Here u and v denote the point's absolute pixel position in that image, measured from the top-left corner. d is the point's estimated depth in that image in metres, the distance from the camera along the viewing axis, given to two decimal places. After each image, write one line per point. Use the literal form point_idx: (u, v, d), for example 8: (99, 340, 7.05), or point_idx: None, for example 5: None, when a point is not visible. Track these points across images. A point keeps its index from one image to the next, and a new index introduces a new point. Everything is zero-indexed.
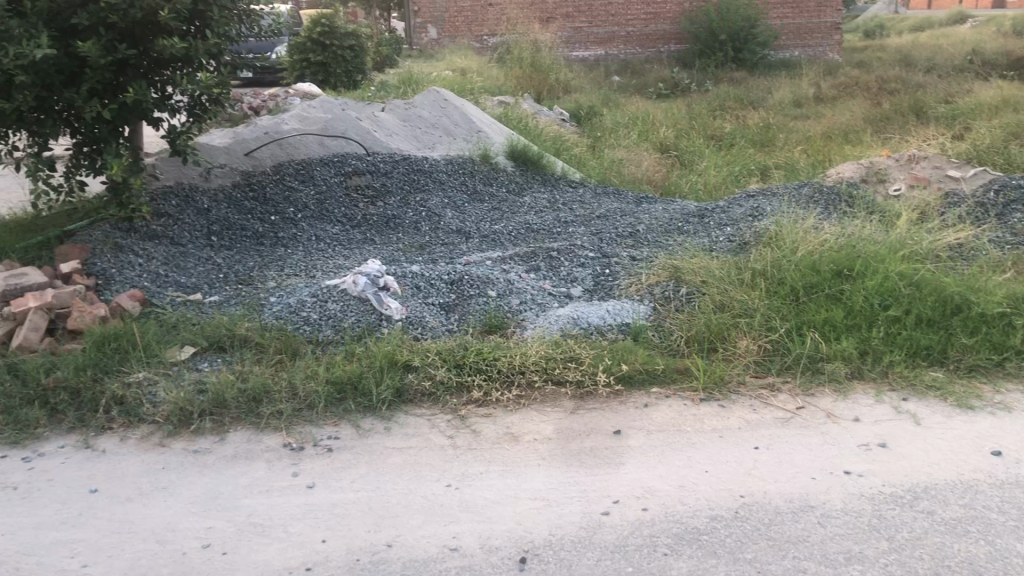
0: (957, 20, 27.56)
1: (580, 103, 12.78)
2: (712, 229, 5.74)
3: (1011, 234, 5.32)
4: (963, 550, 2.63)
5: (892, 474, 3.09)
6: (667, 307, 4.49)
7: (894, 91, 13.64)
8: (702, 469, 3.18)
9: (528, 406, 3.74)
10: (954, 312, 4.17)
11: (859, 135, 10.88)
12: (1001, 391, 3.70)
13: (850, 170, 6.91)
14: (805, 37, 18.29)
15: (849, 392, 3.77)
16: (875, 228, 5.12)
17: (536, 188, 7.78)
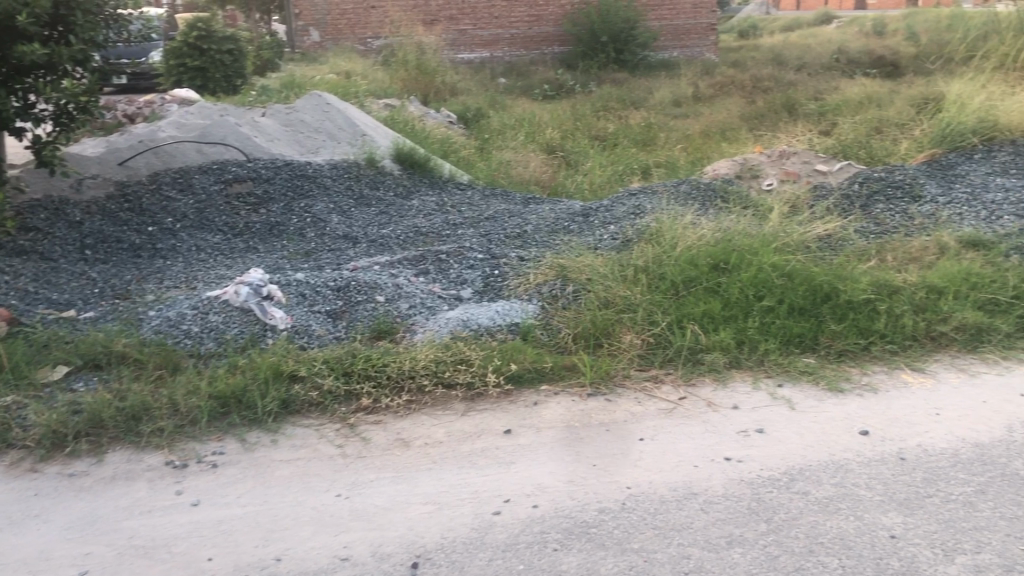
0: (824, 20, 28.85)
1: (467, 106, 12.81)
2: (597, 228, 5.84)
3: (876, 225, 5.61)
4: (835, 527, 2.76)
5: (769, 458, 3.21)
6: (555, 305, 4.56)
7: (767, 89, 14.18)
8: (590, 463, 3.25)
9: (418, 411, 3.73)
10: (824, 300, 4.37)
11: (735, 133, 11.27)
12: (868, 373, 3.91)
13: (725, 166, 7.16)
14: (683, 38, 18.83)
15: (728, 381, 3.90)
16: (750, 222, 5.32)
17: (423, 191, 7.77)
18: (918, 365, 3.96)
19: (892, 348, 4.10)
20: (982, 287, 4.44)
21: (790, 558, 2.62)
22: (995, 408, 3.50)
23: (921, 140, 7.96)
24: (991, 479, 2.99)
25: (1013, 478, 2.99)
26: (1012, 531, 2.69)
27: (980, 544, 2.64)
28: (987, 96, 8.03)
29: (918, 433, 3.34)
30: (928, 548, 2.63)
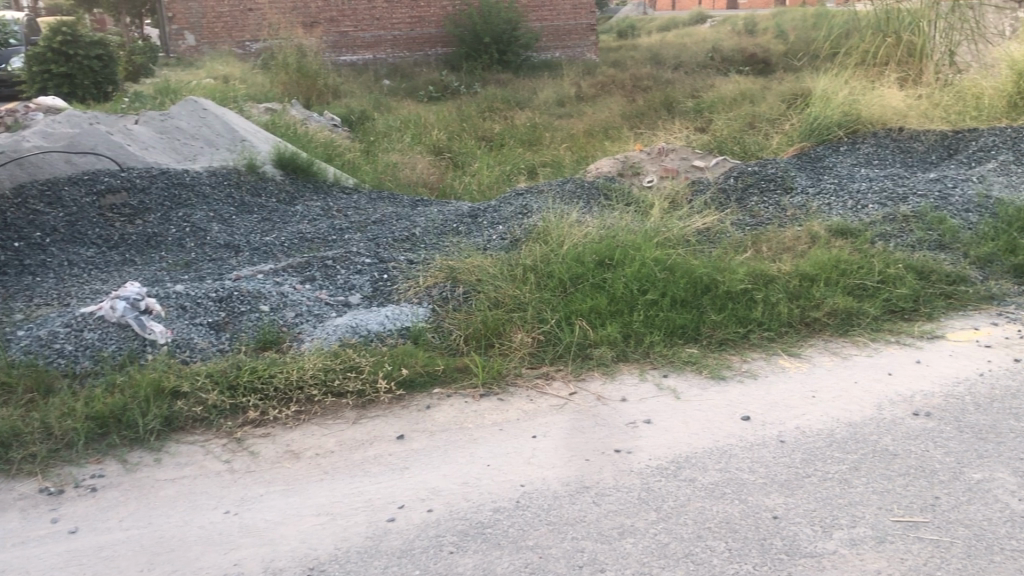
0: (698, 20, 29.74)
1: (350, 108, 12.65)
2: (485, 229, 5.86)
3: (751, 217, 5.81)
4: (722, 511, 2.85)
5: (657, 448, 3.29)
6: (445, 307, 4.55)
7: (647, 88, 14.53)
8: (484, 463, 3.26)
9: (308, 421, 3.66)
10: (705, 292, 4.51)
11: (618, 131, 11.49)
12: (748, 360, 4.05)
13: (607, 164, 7.29)
14: (564, 38, 19.08)
15: (617, 374, 3.98)
16: (632, 218, 5.45)
17: (307, 197, 7.63)
18: (794, 350, 4.13)
19: (770, 335, 4.25)
20: (851, 273, 4.66)
21: (680, 544, 2.69)
22: (866, 388, 3.68)
23: (791, 134, 8.30)
24: (863, 456, 3.14)
25: (884, 453, 3.14)
26: (884, 504, 2.83)
27: (855, 518, 2.77)
28: (850, 90, 8.42)
29: (795, 415, 3.49)
30: (807, 526, 2.74)
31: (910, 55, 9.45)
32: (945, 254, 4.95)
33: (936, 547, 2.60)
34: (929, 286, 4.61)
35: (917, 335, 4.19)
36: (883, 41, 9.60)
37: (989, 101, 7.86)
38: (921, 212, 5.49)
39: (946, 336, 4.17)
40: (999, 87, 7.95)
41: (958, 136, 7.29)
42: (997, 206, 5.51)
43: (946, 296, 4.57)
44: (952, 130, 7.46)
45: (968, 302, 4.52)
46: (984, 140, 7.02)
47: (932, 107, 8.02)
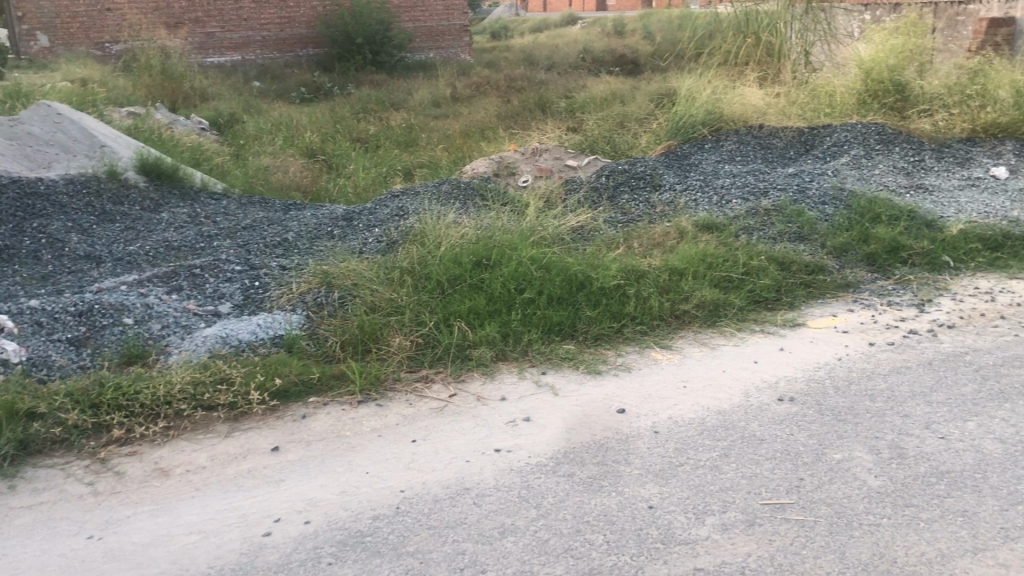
0: (569, 21, 30.21)
1: (219, 111, 12.25)
2: (361, 232, 5.78)
3: (623, 214, 5.94)
4: (600, 504, 2.89)
5: (536, 445, 3.32)
6: (320, 313, 4.46)
7: (521, 88, 14.66)
8: (363, 471, 3.20)
9: (177, 437, 3.52)
10: (580, 288, 4.57)
11: (494, 131, 11.55)
12: (623, 353, 4.13)
13: (483, 165, 7.30)
14: (437, 39, 19.04)
15: (496, 373, 3.99)
16: (508, 218, 5.48)
17: (174, 204, 7.35)
18: (666, 343, 4.23)
19: (642, 329, 4.35)
20: (717, 266, 4.82)
21: (559, 540, 2.71)
22: (733, 375, 3.82)
23: (659, 133, 8.53)
24: (732, 443, 3.25)
25: (752, 439, 3.26)
26: (753, 488, 2.94)
27: (727, 503, 2.86)
28: (713, 89, 8.72)
29: (669, 406, 3.58)
30: (681, 514, 2.81)
31: (769, 55, 9.85)
32: (804, 244, 5.18)
33: (801, 526, 2.71)
34: (790, 276, 4.82)
35: (780, 323, 4.37)
36: (743, 41, 9.98)
37: (841, 99, 8.26)
38: (781, 206, 5.72)
39: (807, 323, 4.36)
40: (849, 85, 8.37)
41: (814, 133, 7.64)
42: (850, 199, 5.80)
43: (806, 285, 4.79)
44: (808, 127, 7.81)
45: (826, 290, 4.74)
46: (837, 135, 7.38)
47: (789, 105, 8.38)
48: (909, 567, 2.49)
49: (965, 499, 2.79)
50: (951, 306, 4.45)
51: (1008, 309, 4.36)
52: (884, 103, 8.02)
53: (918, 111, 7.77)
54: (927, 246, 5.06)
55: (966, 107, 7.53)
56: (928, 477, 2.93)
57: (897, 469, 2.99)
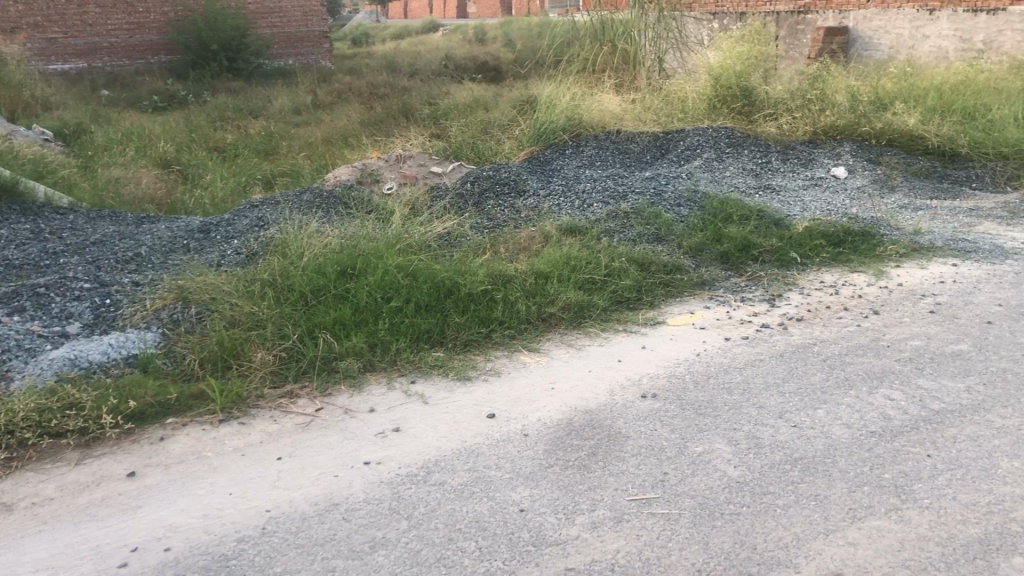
0: (429, 28, 30.18)
1: (64, 121, 11.60)
2: (219, 244, 5.60)
3: (489, 220, 5.97)
4: (471, 511, 2.89)
5: (406, 456, 3.28)
6: (177, 330, 4.28)
7: (384, 95, 14.55)
8: (227, 492, 3.09)
9: (22, 468, 3.30)
10: (447, 295, 4.56)
11: (357, 138, 11.40)
12: (492, 358, 4.15)
13: (345, 173, 7.19)
14: (296, 45, 18.66)
15: (363, 385, 3.93)
16: (373, 226, 5.42)
17: (13, 219, 6.90)
18: (534, 346, 4.27)
19: (510, 333, 4.37)
20: (581, 269, 4.90)
21: (431, 550, 2.69)
22: (599, 375, 3.89)
23: (522, 138, 8.61)
24: (599, 441, 3.31)
25: (618, 436, 3.33)
26: (620, 485, 3.00)
27: (596, 501, 2.91)
28: (572, 96, 8.89)
29: (537, 408, 3.62)
30: (551, 515, 2.84)
31: (625, 63, 10.15)
32: (663, 245, 5.34)
33: (667, 520, 2.78)
34: (649, 277, 4.96)
35: (642, 322, 4.48)
36: (601, 49, 10.24)
37: (693, 104, 8.58)
38: (640, 208, 5.89)
39: (667, 322, 4.49)
40: (700, 90, 8.70)
41: (669, 137, 7.89)
42: (704, 200, 6.02)
43: (665, 284, 4.93)
44: (663, 131, 8.07)
45: (684, 289, 4.90)
46: (691, 139, 7.64)
47: (644, 111, 8.64)
48: (769, 552, 2.60)
49: (818, 484, 2.94)
50: (799, 300, 4.68)
51: (850, 301, 4.62)
52: (733, 108, 8.39)
53: (764, 115, 8.15)
54: (775, 244, 5.31)
55: (807, 111, 7.90)
56: (783, 464, 3.07)
57: (754, 459, 3.11)
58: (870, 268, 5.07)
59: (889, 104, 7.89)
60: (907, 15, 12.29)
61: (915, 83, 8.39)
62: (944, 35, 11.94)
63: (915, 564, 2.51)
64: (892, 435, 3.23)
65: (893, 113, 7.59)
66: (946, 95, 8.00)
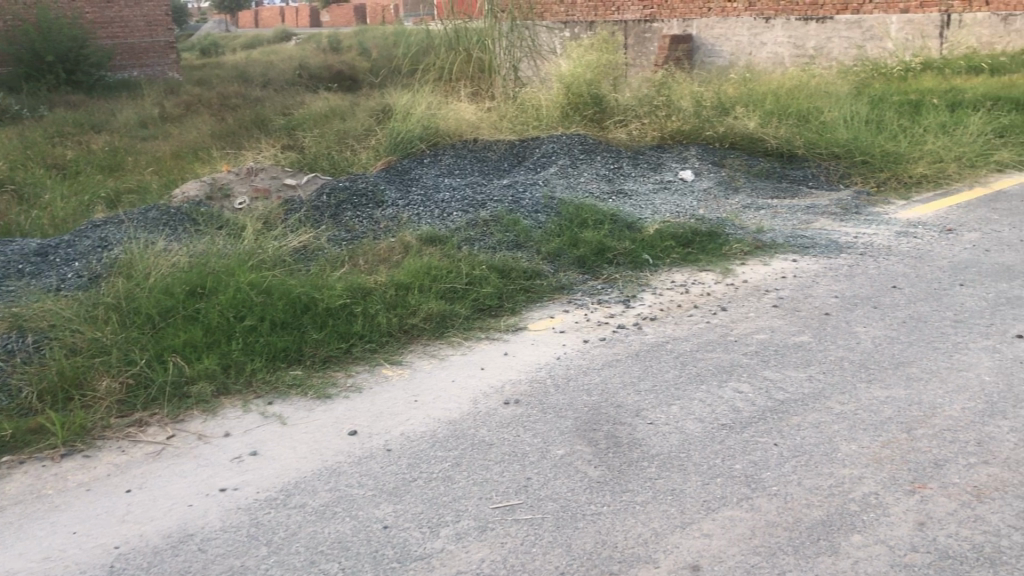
0: (281, 38, 29.50)
1: None
2: (58, 267, 5.28)
3: (346, 232, 5.87)
4: (333, 531, 2.83)
5: (264, 480, 3.18)
6: (11, 362, 4.00)
7: (235, 107, 14.13)
8: (70, 531, 2.91)
9: None
10: (304, 311, 4.42)
11: (207, 151, 11.01)
12: (353, 374, 4.08)
13: (194, 188, 6.90)
14: (139, 56, 17.86)
15: (218, 409, 3.79)
16: (224, 243, 5.24)
17: None
18: (396, 359, 4.23)
19: (371, 346, 4.30)
20: (441, 278, 4.87)
21: None
22: (462, 385, 3.89)
23: (378, 148, 8.52)
24: (463, 451, 3.30)
25: (481, 445, 3.34)
26: (483, 493, 3.00)
27: (459, 512, 2.90)
28: (428, 105, 8.88)
29: (399, 422, 3.57)
30: (416, 529, 2.82)
31: (480, 71, 10.24)
32: (521, 252, 5.40)
33: (530, 525, 2.80)
34: (509, 283, 4.98)
35: (503, 329, 4.51)
36: (456, 57, 10.28)
37: (547, 111, 8.71)
38: (498, 216, 5.93)
39: (527, 327, 4.54)
40: (553, 98, 8.85)
41: (524, 144, 7.98)
42: (560, 206, 6.12)
43: (525, 290, 4.97)
44: (518, 139, 8.15)
45: (543, 294, 4.96)
46: (545, 146, 7.74)
47: (499, 120, 8.72)
48: (628, 549, 2.66)
49: (674, 479, 3.03)
50: (652, 300, 4.83)
51: (700, 299, 4.80)
52: (584, 115, 8.58)
53: (615, 122, 8.38)
54: (629, 246, 5.44)
55: (655, 117, 8.17)
56: (640, 462, 3.15)
57: (614, 458, 3.18)
58: (717, 267, 5.28)
59: (730, 108, 8.23)
60: (745, 23, 13.39)
61: (753, 89, 8.83)
62: (779, 41, 13.07)
63: (765, 550, 2.63)
64: (741, 427, 3.36)
65: (734, 117, 7.93)
66: (782, 100, 8.43)
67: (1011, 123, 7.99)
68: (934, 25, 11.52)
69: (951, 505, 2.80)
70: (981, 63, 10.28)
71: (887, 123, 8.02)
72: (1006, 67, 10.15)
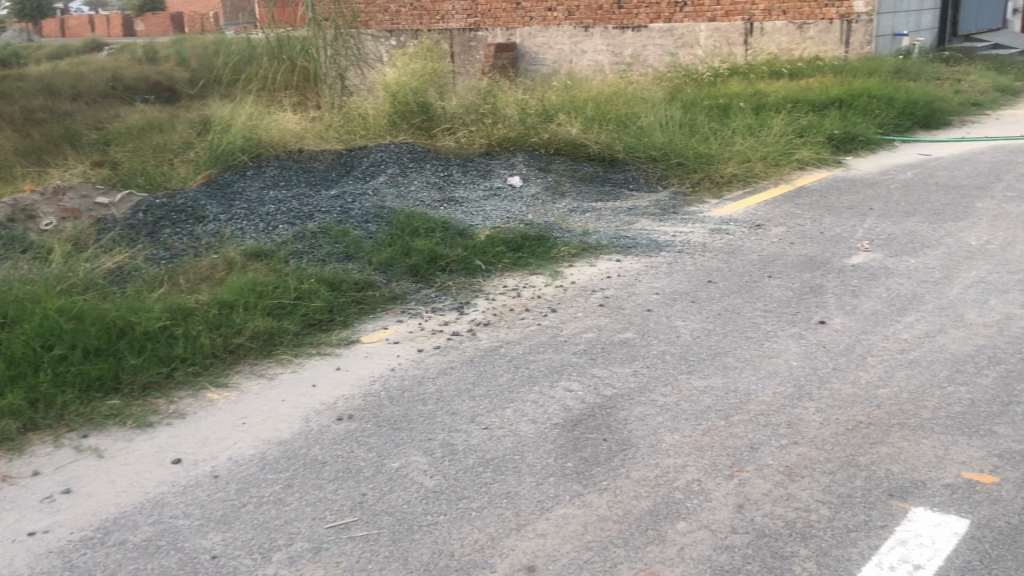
0: (91, 47, 27.86)
1: None
2: None
3: (165, 250, 5.60)
4: (157, 567, 2.69)
5: (79, 518, 2.98)
6: None
7: (41, 121, 13.22)
8: None
9: None
10: (119, 336, 4.16)
11: (10, 169, 10.23)
12: (175, 401, 3.89)
13: None
14: None
15: (25, 447, 3.53)
16: (28, 268, 4.88)
17: None
18: (221, 381, 4.07)
19: (194, 369, 4.11)
20: (268, 294, 4.71)
21: None
22: (293, 404, 3.78)
23: (198, 162, 8.18)
24: (294, 472, 3.21)
25: (313, 464, 3.25)
26: (317, 513, 2.93)
27: (291, 535, 2.82)
28: (249, 116, 8.61)
29: (226, 447, 3.43)
30: (246, 557, 2.72)
31: (306, 80, 10.04)
32: (351, 264, 5.31)
33: (366, 542, 2.76)
34: (340, 295, 4.88)
35: (335, 344, 4.42)
36: (279, 66, 10.04)
37: (374, 120, 8.63)
38: (326, 227, 5.82)
39: (360, 340, 4.47)
40: (379, 107, 8.78)
41: (351, 153, 7.85)
42: (390, 215, 6.07)
43: (357, 302, 4.89)
44: (345, 149, 8.02)
45: (376, 305, 4.89)
46: (373, 155, 7.66)
47: (325, 130, 8.56)
48: (466, 556, 2.66)
49: (508, 482, 3.06)
50: (485, 305, 4.86)
51: (532, 302, 4.88)
52: (412, 124, 8.57)
53: (442, 130, 8.40)
54: (460, 253, 5.46)
55: (482, 125, 8.25)
56: (476, 467, 3.16)
57: (449, 466, 3.18)
58: (547, 269, 5.39)
59: (554, 115, 8.43)
60: (566, 32, 13.82)
61: (575, 96, 9.07)
62: (598, 49, 13.56)
63: (597, 545, 2.70)
64: (572, 425, 3.44)
65: (558, 124, 8.11)
66: (601, 106, 8.72)
67: (809, 123, 8.56)
68: (739, 33, 12.25)
69: (766, 485, 2.97)
70: (782, 69, 11.00)
71: (700, 126, 8.44)
72: (803, 72, 10.91)
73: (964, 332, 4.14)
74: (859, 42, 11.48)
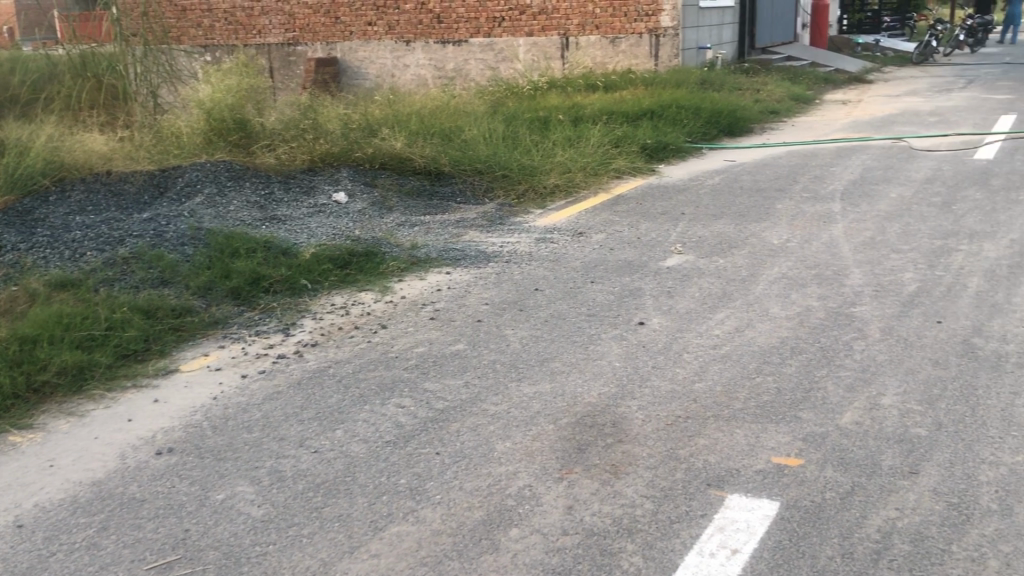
0: None
1: None
2: None
3: None
4: None
5: None
6: None
7: None
8: None
9: None
10: None
11: None
12: None
13: None
14: None
15: None
16: None
17: None
18: (25, 422, 3.78)
19: None
20: (75, 326, 4.42)
21: None
22: (106, 441, 3.55)
23: None
24: (109, 513, 3.02)
25: (131, 503, 3.07)
26: (135, 555, 2.77)
27: None
28: (50, 137, 8.08)
29: (31, 493, 3.19)
30: None
31: (113, 99, 9.52)
32: (167, 289, 5.07)
33: None
34: (156, 323, 4.64)
35: (152, 374, 4.20)
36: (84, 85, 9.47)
37: (188, 139, 8.30)
38: (138, 252, 5.52)
39: (179, 369, 4.26)
40: (193, 125, 8.46)
41: (164, 174, 7.50)
42: (208, 237, 5.84)
43: (174, 329, 4.67)
44: (158, 169, 7.66)
45: (195, 331, 4.69)
46: (189, 175, 7.34)
47: (135, 151, 8.14)
48: None
49: (340, 504, 3.00)
50: (312, 325, 4.76)
51: (360, 319, 4.82)
52: (229, 141, 8.29)
53: (261, 147, 8.17)
54: (285, 273, 5.32)
55: (303, 141, 8.08)
56: (306, 492, 3.08)
57: (278, 493, 3.08)
58: (376, 285, 5.33)
59: (376, 130, 8.37)
60: (387, 46, 13.77)
61: (397, 110, 9.05)
62: (420, 64, 13.62)
63: (431, 560, 2.68)
64: (404, 441, 3.41)
65: (381, 138, 8.06)
66: (424, 121, 8.73)
67: (623, 133, 8.92)
68: (555, 47, 12.62)
69: (593, 485, 3.05)
70: (597, 82, 11.40)
71: (522, 138, 8.61)
72: (617, 84, 11.34)
73: (769, 325, 4.42)
74: (667, 55, 12.19)
